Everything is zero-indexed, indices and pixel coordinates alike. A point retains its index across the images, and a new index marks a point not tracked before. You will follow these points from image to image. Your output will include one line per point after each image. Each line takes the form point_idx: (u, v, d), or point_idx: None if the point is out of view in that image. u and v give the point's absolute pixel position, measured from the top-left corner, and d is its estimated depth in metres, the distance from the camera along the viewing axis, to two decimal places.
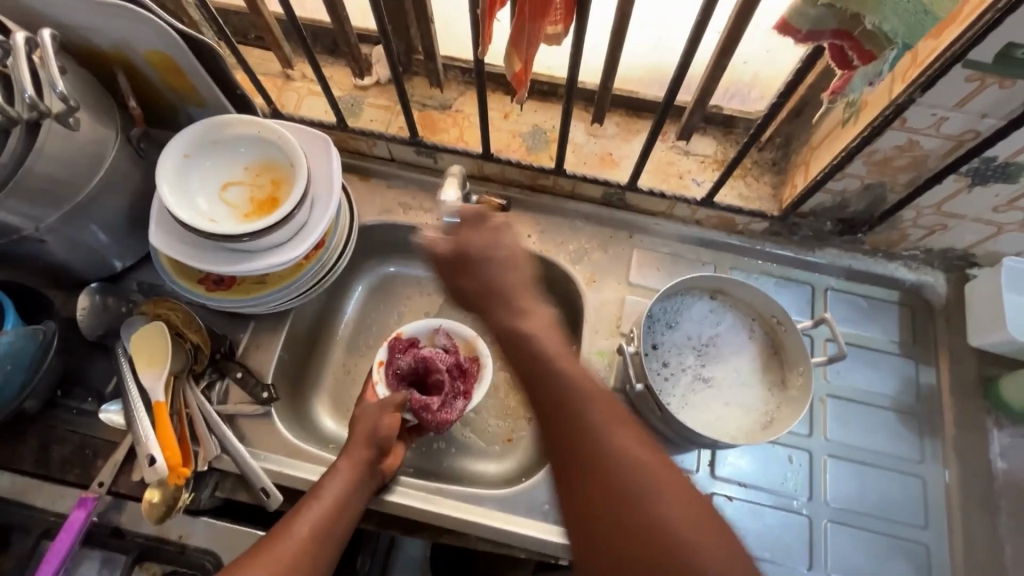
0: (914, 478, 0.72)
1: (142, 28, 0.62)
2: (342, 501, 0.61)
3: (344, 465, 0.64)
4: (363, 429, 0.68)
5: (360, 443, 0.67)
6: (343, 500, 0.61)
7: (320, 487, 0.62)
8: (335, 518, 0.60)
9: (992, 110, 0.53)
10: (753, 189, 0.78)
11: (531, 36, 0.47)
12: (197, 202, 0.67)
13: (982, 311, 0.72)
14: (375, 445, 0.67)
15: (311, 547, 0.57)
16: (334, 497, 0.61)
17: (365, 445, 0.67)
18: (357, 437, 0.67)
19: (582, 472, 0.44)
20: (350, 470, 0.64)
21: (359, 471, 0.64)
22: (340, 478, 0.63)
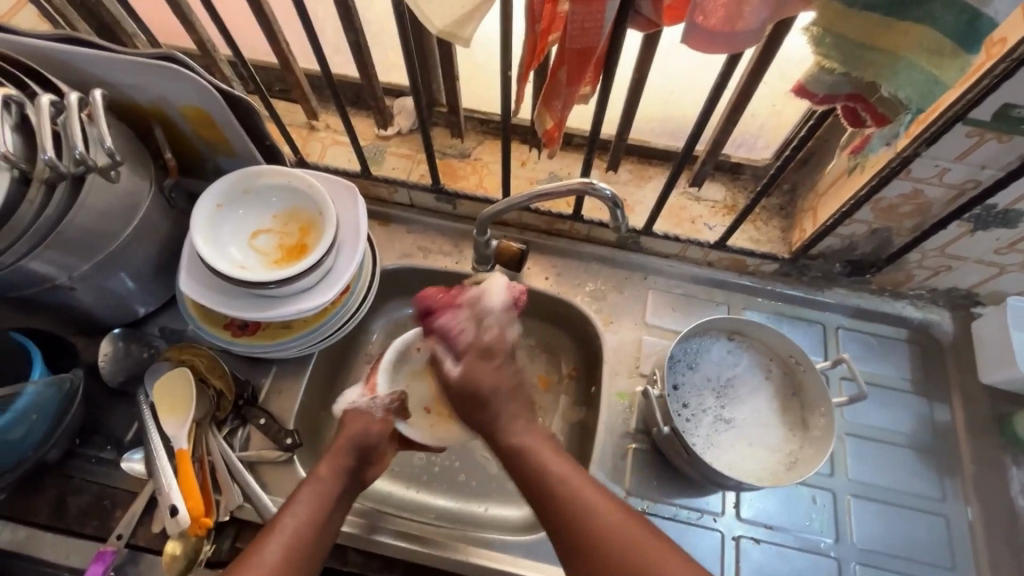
0: (937, 517, 0.72)
1: (185, 87, 0.65)
2: (320, 512, 0.58)
3: (322, 476, 0.61)
4: (347, 436, 0.65)
5: (340, 449, 0.64)
6: (323, 516, 0.58)
7: (294, 501, 0.58)
8: (314, 537, 0.56)
9: (991, 162, 0.56)
10: (763, 232, 0.81)
11: (567, 98, 0.49)
12: (228, 250, 0.69)
13: (990, 348, 0.75)
14: (357, 451, 0.64)
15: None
16: (310, 516, 0.57)
17: (344, 452, 0.64)
18: (338, 446, 0.64)
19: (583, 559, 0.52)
20: (330, 482, 0.61)
21: (336, 486, 0.61)
22: (319, 490, 0.59)
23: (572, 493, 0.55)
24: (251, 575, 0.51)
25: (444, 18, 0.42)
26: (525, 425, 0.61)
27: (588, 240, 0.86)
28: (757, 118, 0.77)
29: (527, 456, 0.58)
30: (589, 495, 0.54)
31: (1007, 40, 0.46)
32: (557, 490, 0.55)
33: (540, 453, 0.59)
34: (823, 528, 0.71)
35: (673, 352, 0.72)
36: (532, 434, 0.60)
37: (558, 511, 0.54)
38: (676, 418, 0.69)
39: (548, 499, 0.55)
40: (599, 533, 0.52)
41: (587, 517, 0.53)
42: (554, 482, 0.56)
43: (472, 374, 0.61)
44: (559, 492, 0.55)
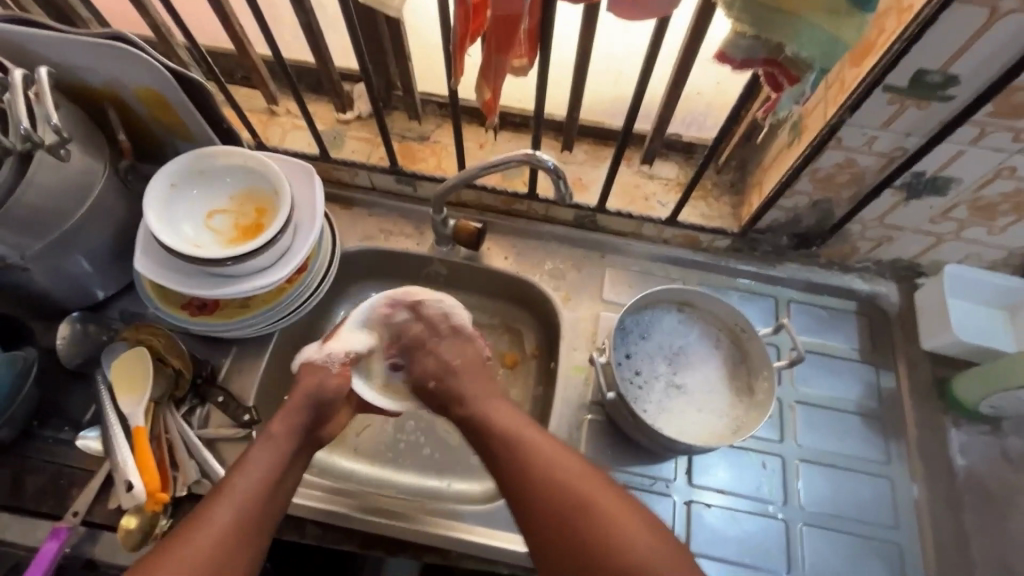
0: (882, 479, 0.74)
1: (135, 67, 0.66)
2: (274, 470, 0.58)
3: (273, 435, 0.61)
4: (303, 391, 0.66)
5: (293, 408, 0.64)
6: (276, 473, 0.58)
7: (246, 460, 0.58)
8: (266, 497, 0.56)
9: (914, 129, 0.59)
10: (714, 209, 0.83)
11: (497, 67, 0.52)
12: (183, 229, 0.70)
13: (930, 314, 0.78)
14: (312, 407, 0.65)
15: (243, 534, 0.54)
16: (260, 476, 0.57)
17: (297, 409, 0.64)
18: (291, 404, 0.64)
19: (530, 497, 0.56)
20: (283, 439, 0.61)
21: (289, 445, 0.61)
22: (271, 448, 0.60)
23: (541, 456, 0.58)
24: (200, 536, 0.52)
25: None
26: (482, 394, 0.67)
27: (547, 220, 0.88)
28: (704, 96, 0.78)
29: (495, 421, 0.62)
30: (536, 441, 0.59)
31: (915, 6, 0.48)
32: (512, 441, 0.60)
33: (510, 419, 0.62)
34: (772, 492, 0.73)
35: (625, 324, 0.74)
36: (496, 406, 0.64)
37: (520, 474, 0.58)
38: (626, 387, 0.70)
39: (513, 466, 0.58)
40: (557, 492, 0.56)
41: (534, 461, 0.58)
42: (521, 444, 0.59)
43: (421, 367, 0.71)
44: (528, 453, 0.58)
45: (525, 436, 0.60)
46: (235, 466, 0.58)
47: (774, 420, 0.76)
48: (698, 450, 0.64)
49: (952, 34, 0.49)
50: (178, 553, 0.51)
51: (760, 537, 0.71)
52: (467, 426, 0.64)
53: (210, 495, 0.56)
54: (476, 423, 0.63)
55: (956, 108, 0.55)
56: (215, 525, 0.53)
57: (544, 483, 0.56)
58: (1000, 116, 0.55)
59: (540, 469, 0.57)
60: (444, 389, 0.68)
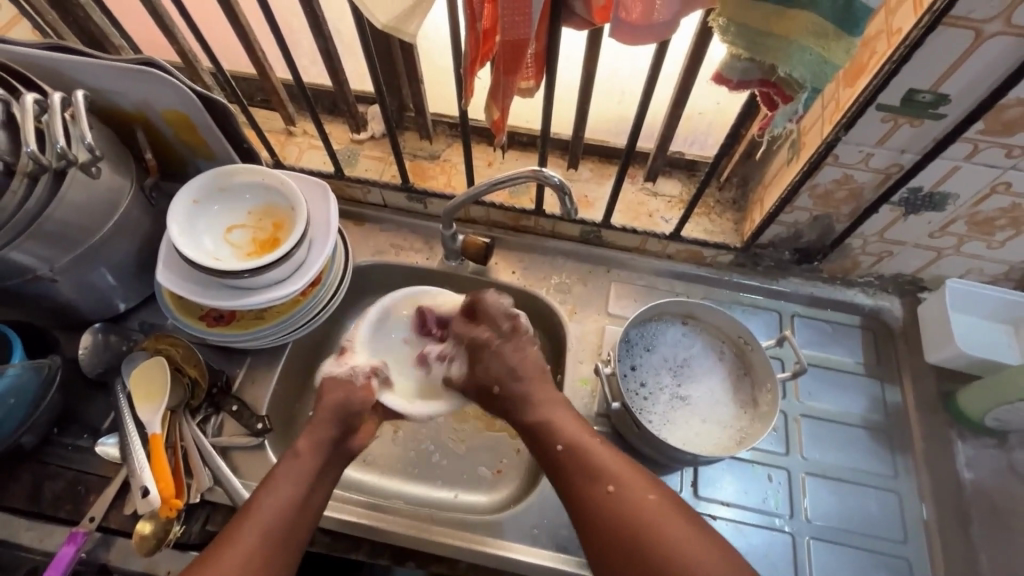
0: (890, 493, 0.74)
1: (164, 91, 0.69)
2: (301, 489, 0.61)
3: (300, 455, 0.64)
4: (331, 403, 0.69)
5: (317, 429, 0.66)
6: (302, 493, 0.61)
7: (274, 479, 0.61)
8: (296, 517, 0.59)
9: (909, 146, 0.61)
10: (717, 224, 0.85)
11: (506, 88, 0.54)
12: (203, 242, 0.73)
13: (933, 329, 0.79)
14: (339, 422, 0.68)
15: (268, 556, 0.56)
16: (289, 494, 0.60)
17: (322, 428, 0.67)
18: (318, 420, 0.67)
19: (591, 511, 0.60)
20: (308, 455, 0.64)
21: (317, 460, 0.64)
22: (296, 466, 0.62)
23: (609, 473, 0.61)
24: (229, 556, 0.55)
25: (387, 13, 0.46)
26: (543, 395, 0.70)
27: (553, 236, 0.90)
28: (706, 116, 0.81)
29: (560, 430, 0.66)
30: (600, 449, 0.63)
31: (903, 29, 0.51)
32: (578, 449, 0.64)
33: (577, 437, 0.65)
34: (778, 504, 0.73)
35: (629, 336, 0.75)
36: (560, 414, 0.67)
37: (581, 485, 0.61)
38: (631, 397, 0.72)
39: (575, 481, 0.62)
40: (621, 514, 0.58)
41: (599, 468, 0.62)
42: (584, 460, 0.63)
43: (489, 370, 0.73)
44: (596, 472, 0.62)
45: (592, 455, 0.63)
46: (263, 484, 0.61)
47: (779, 433, 0.77)
48: (702, 460, 0.65)
49: (941, 55, 0.52)
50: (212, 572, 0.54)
51: (768, 551, 0.70)
52: (525, 434, 0.68)
53: (239, 513, 0.59)
54: (543, 430, 0.67)
55: (948, 125, 0.57)
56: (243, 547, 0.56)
57: (603, 495, 0.60)
58: (991, 133, 0.57)
59: (601, 476, 0.61)
60: (507, 394, 0.71)
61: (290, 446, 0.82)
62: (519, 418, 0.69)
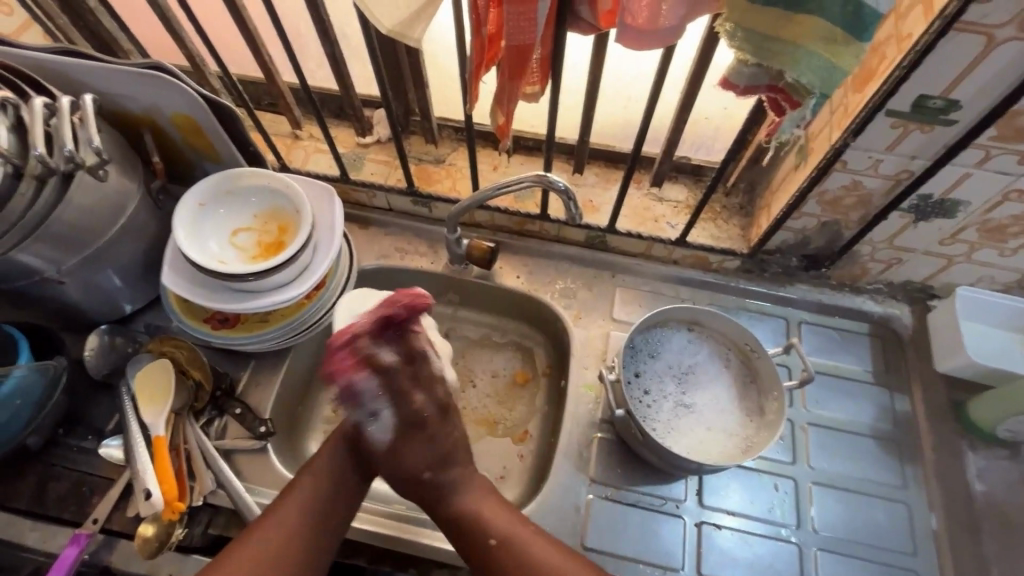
0: (899, 504, 0.73)
1: (171, 94, 0.70)
2: (310, 511, 0.62)
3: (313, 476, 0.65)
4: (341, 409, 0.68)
5: (328, 453, 0.66)
6: (313, 514, 0.62)
7: (284, 502, 0.62)
8: (303, 538, 0.61)
9: (919, 152, 0.60)
10: (723, 230, 0.84)
11: (510, 93, 0.54)
12: (209, 245, 0.73)
13: (943, 338, 0.78)
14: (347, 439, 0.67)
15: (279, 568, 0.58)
16: (299, 514, 0.62)
17: (333, 451, 0.66)
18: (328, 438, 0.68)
19: None
20: (316, 477, 0.65)
21: (325, 481, 0.65)
22: (307, 485, 0.64)
23: (547, 572, 0.58)
24: (247, 569, 0.57)
25: (392, 19, 0.47)
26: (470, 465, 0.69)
27: (558, 241, 0.90)
28: (712, 122, 0.81)
29: (495, 523, 0.63)
30: (522, 531, 0.62)
31: (913, 34, 0.50)
32: (493, 532, 0.62)
33: (512, 526, 0.62)
34: (785, 514, 0.72)
35: (634, 342, 0.75)
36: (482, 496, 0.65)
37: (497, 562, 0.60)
38: (635, 404, 0.71)
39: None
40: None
41: (524, 554, 0.60)
42: (520, 557, 0.60)
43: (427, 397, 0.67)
44: (531, 574, 0.58)
45: (527, 548, 0.60)
46: (280, 501, 0.63)
47: (786, 442, 0.76)
48: (707, 468, 0.64)
49: (952, 60, 0.51)
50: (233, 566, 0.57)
51: (773, 561, 0.69)
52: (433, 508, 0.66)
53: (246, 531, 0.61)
54: (472, 525, 0.63)
55: (959, 131, 0.57)
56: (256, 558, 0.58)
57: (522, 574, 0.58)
58: (1004, 139, 0.56)
59: (526, 565, 0.59)
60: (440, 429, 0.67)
61: (294, 449, 0.82)
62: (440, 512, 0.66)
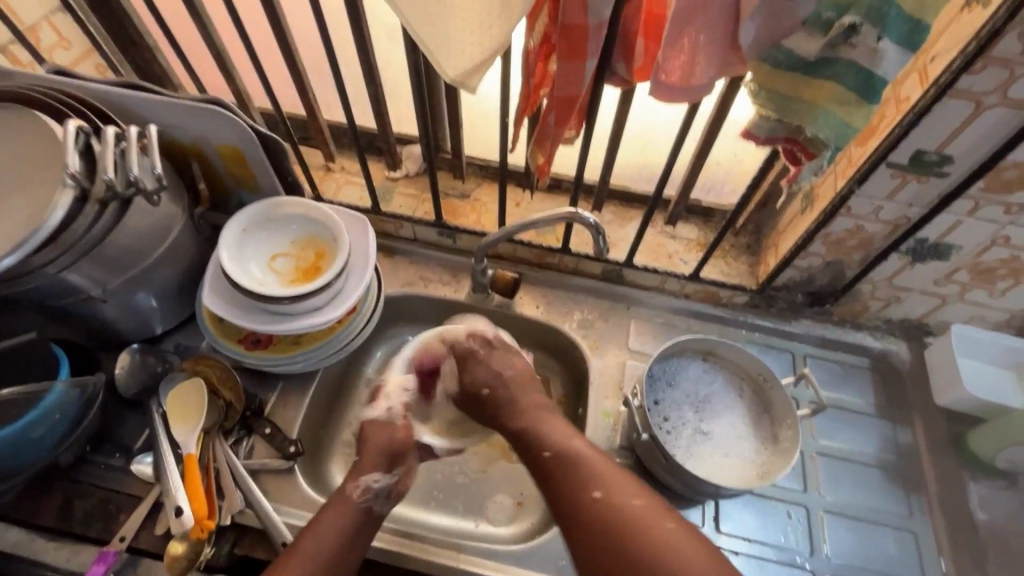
0: (907, 533, 0.76)
1: (225, 128, 0.75)
2: (348, 528, 0.64)
3: (327, 528, 0.64)
4: (376, 442, 0.73)
5: (339, 507, 0.66)
6: (347, 536, 0.64)
7: (320, 520, 0.64)
8: (341, 555, 0.63)
9: (915, 200, 0.67)
10: (733, 267, 0.90)
11: (553, 137, 0.60)
12: (251, 269, 0.76)
13: (940, 373, 0.82)
14: (384, 456, 0.72)
15: None
16: (335, 533, 0.63)
17: (348, 510, 0.66)
18: (365, 459, 0.72)
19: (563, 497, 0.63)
20: (349, 504, 0.66)
21: (357, 508, 0.66)
22: (341, 510, 0.65)
23: (597, 478, 0.63)
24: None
25: (456, 69, 0.52)
26: (546, 415, 0.73)
27: (575, 273, 0.94)
28: (723, 167, 0.87)
29: (548, 438, 0.69)
30: (571, 441, 0.68)
31: (911, 98, 0.57)
32: (571, 448, 0.67)
33: (566, 443, 0.68)
34: (799, 542, 0.74)
35: (653, 370, 0.78)
36: (550, 423, 0.71)
37: (564, 476, 0.64)
38: (657, 429, 0.74)
39: (568, 483, 0.64)
40: (609, 511, 0.60)
41: (580, 464, 0.65)
42: (574, 466, 0.64)
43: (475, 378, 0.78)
44: (582, 476, 0.63)
45: (578, 451, 0.66)
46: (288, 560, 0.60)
47: (797, 470, 0.79)
48: (727, 492, 0.67)
49: (945, 121, 0.57)
50: None
51: None
52: (516, 441, 0.72)
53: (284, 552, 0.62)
54: (532, 436, 0.70)
55: (953, 183, 0.63)
56: None
57: (579, 485, 0.63)
58: (991, 191, 0.62)
59: (584, 474, 0.63)
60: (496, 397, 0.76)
61: (316, 473, 0.83)
62: (510, 422, 0.73)
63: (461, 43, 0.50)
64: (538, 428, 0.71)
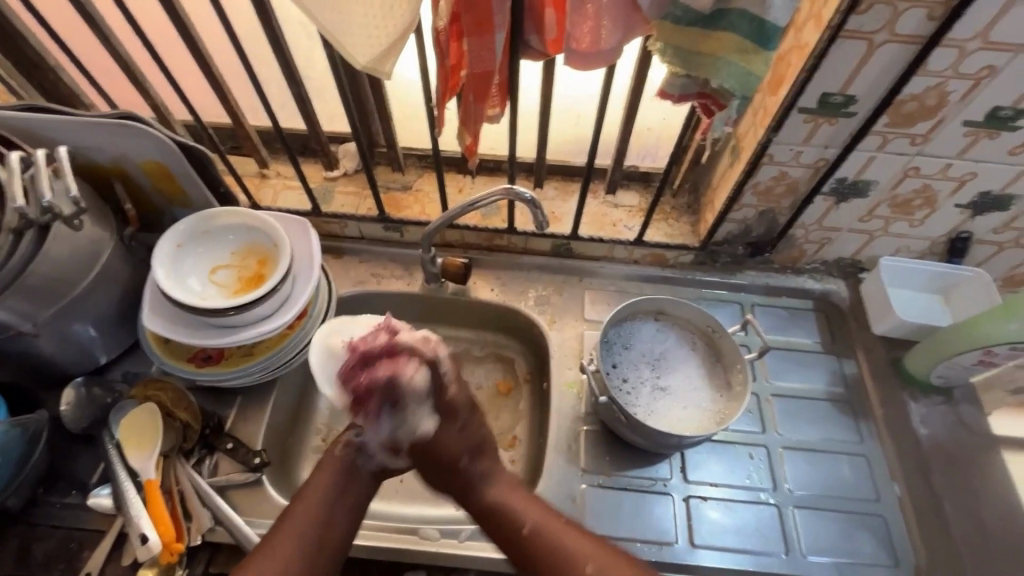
0: (859, 457, 0.80)
1: (143, 142, 0.72)
2: (335, 489, 0.63)
3: (310, 500, 0.61)
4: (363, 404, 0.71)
5: (322, 472, 0.63)
6: (336, 495, 0.62)
7: (307, 486, 0.63)
8: (332, 512, 0.61)
9: (830, 142, 0.70)
10: (675, 228, 0.92)
11: (475, 114, 0.60)
12: (190, 284, 0.74)
13: (875, 302, 0.87)
14: None
15: (327, 536, 0.60)
16: (321, 497, 0.62)
17: (332, 469, 0.64)
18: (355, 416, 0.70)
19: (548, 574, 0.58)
20: (336, 465, 0.64)
21: (346, 467, 0.64)
22: (327, 473, 0.63)
23: (583, 555, 0.57)
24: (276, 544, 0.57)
25: (366, 55, 0.52)
26: (495, 476, 0.67)
27: (526, 252, 0.95)
28: (655, 132, 0.89)
29: (519, 512, 0.62)
30: (522, 505, 0.63)
31: (810, 43, 0.60)
32: (543, 524, 0.61)
33: (535, 512, 0.62)
34: (761, 479, 0.78)
35: (608, 336, 0.80)
36: (511, 493, 0.64)
37: (539, 550, 0.59)
38: (617, 391, 0.76)
39: (550, 569, 0.58)
40: None
41: (565, 549, 0.58)
42: (551, 543, 0.59)
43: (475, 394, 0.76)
44: (566, 558, 0.58)
45: (560, 536, 0.59)
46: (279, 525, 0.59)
47: (754, 413, 0.83)
48: (687, 440, 0.70)
49: (844, 62, 0.61)
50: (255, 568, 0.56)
51: (758, 524, 0.75)
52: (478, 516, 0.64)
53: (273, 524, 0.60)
54: (501, 514, 0.63)
55: (861, 121, 0.67)
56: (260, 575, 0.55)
57: (562, 563, 0.57)
58: (896, 125, 0.66)
59: (575, 560, 0.57)
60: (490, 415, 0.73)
61: (287, 481, 0.82)
62: (468, 501, 0.66)
63: (366, 27, 0.50)
64: (494, 497, 0.64)
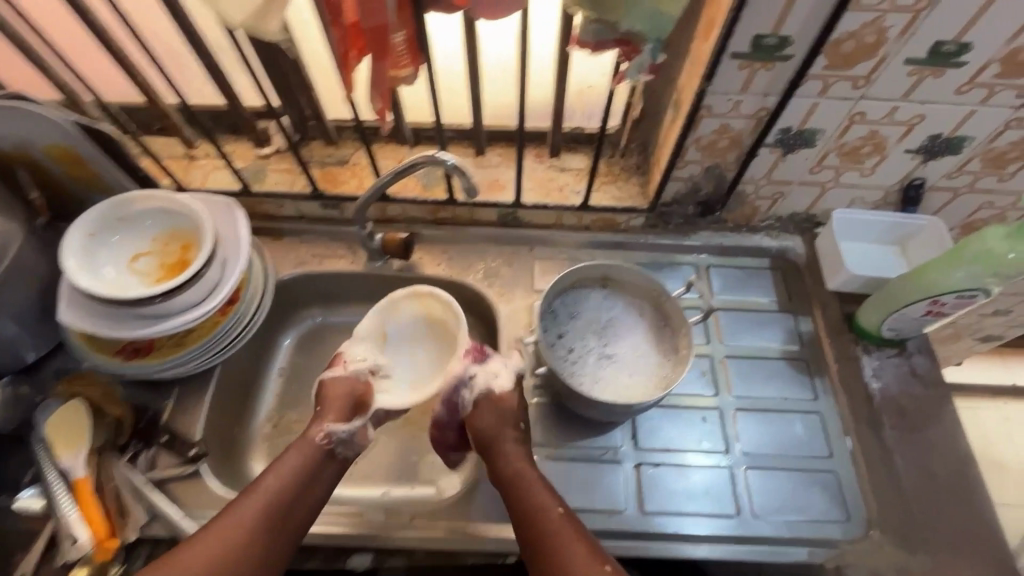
0: (812, 414, 0.79)
1: (42, 124, 0.67)
2: (304, 471, 0.66)
3: (285, 473, 0.66)
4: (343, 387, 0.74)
5: (300, 449, 0.68)
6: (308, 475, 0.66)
7: (283, 459, 0.67)
8: (298, 488, 0.65)
9: (770, 89, 0.66)
10: (624, 190, 0.88)
11: (378, 74, 0.56)
12: (109, 276, 0.71)
13: (830, 256, 0.84)
14: (349, 400, 0.73)
15: (286, 518, 0.64)
16: (291, 472, 0.66)
17: (307, 448, 0.68)
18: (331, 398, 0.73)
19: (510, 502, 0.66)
20: (311, 447, 0.68)
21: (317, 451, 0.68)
22: (302, 452, 0.68)
23: (543, 511, 0.64)
24: (237, 514, 0.62)
25: (243, 13, 0.48)
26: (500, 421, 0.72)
27: (472, 224, 0.91)
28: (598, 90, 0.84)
29: (506, 460, 0.68)
30: (513, 457, 0.68)
31: None
32: (524, 479, 0.66)
33: (517, 463, 0.68)
34: (713, 442, 0.77)
35: (551, 307, 0.78)
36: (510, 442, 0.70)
37: (512, 480, 0.67)
38: (560, 361, 0.74)
39: (521, 503, 0.65)
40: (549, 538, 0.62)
41: (530, 500, 0.65)
42: (527, 490, 0.65)
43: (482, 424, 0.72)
44: (529, 504, 0.64)
45: (532, 490, 0.66)
46: (249, 492, 0.64)
47: (708, 376, 0.81)
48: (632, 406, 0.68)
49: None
50: (213, 535, 0.60)
51: (710, 487, 0.74)
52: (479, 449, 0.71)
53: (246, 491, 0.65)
54: (490, 452, 0.69)
55: (798, 64, 0.63)
56: (211, 545, 0.59)
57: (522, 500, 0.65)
58: (835, 67, 0.63)
59: (532, 508, 0.64)
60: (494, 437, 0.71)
61: (233, 471, 0.80)
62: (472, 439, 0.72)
63: None
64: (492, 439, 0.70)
